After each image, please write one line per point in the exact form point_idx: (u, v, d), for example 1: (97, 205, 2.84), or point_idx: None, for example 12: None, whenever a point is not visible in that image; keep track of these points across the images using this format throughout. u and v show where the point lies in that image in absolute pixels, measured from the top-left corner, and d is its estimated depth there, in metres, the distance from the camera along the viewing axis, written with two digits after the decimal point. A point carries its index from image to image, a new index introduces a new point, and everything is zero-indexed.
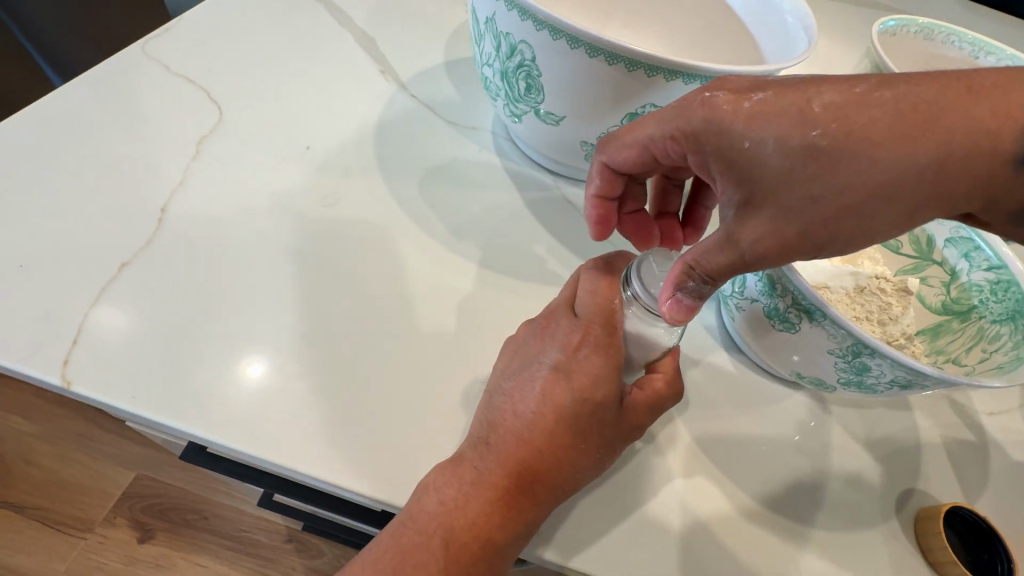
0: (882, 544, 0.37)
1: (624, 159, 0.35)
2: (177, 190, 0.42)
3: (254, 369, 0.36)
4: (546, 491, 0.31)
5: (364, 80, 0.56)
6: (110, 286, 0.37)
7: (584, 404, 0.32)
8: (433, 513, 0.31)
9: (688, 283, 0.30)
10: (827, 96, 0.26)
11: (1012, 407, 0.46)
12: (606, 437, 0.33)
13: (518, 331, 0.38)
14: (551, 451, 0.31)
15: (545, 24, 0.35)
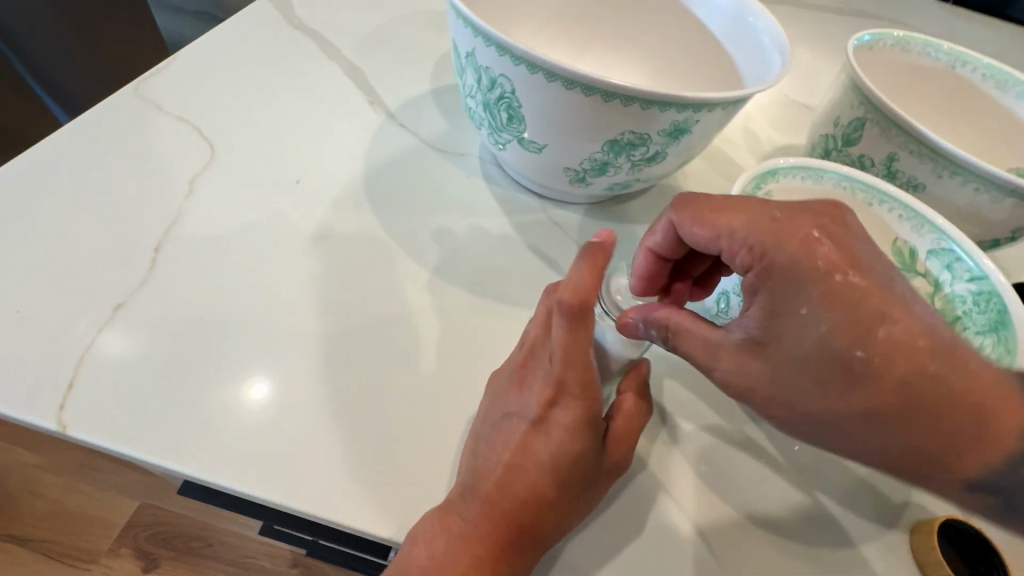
0: (880, 560, 0.37)
1: (698, 234, 0.34)
2: (171, 229, 0.43)
3: (256, 389, 0.37)
4: (535, 535, 0.33)
5: (354, 111, 0.57)
6: (105, 328, 0.38)
7: (563, 456, 0.34)
8: (421, 565, 0.33)
9: (653, 330, 0.33)
10: (847, 274, 0.30)
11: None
12: (588, 481, 0.34)
13: (499, 366, 0.38)
14: (534, 503, 0.33)
15: (521, 60, 0.36)
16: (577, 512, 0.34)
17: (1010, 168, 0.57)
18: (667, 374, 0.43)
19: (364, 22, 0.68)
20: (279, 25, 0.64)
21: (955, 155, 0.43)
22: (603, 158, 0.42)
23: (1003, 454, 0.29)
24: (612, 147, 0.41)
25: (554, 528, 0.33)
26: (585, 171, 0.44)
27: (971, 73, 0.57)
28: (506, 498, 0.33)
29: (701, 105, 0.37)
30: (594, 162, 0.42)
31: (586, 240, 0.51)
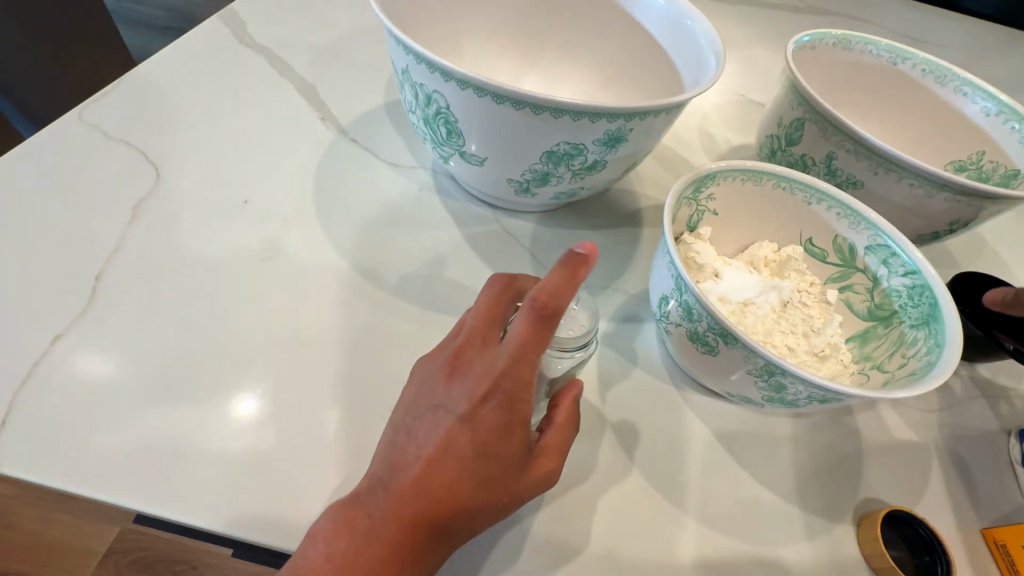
0: (827, 555, 0.38)
1: None
2: (113, 257, 0.43)
3: (246, 406, 0.38)
4: (441, 536, 0.31)
5: (305, 128, 0.57)
6: (42, 361, 0.37)
7: (486, 457, 0.32)
8: (318, 568, 0.30)
9: None
10: None
11: (951, 404, 0.47)
12: (506, 486, 0.32)
13: (430, 357, 0.37)
14: (447, 505, 0.31)
15: (452, 77, 0.37)
16: (490, 517, 0.32)
17: (952, 161, 0.59)
18: (618, 381, 0.43)
19: (317, 37, 0.68)
20: (230, 44, 0.64)
21: (888, 152, 0.44)
22: (544, 169, 0.42)
23: None
24: (550, 158, 0.41)
25: (462, 532, 0.32)
26: (528, 181, 0.44)
27: (911, 69, 0.59)
28: (418, 489, 0.32)
29: (632, 114, 0.38)
30: (535, 173, 0.43)
31: (539, 248, 0.51)
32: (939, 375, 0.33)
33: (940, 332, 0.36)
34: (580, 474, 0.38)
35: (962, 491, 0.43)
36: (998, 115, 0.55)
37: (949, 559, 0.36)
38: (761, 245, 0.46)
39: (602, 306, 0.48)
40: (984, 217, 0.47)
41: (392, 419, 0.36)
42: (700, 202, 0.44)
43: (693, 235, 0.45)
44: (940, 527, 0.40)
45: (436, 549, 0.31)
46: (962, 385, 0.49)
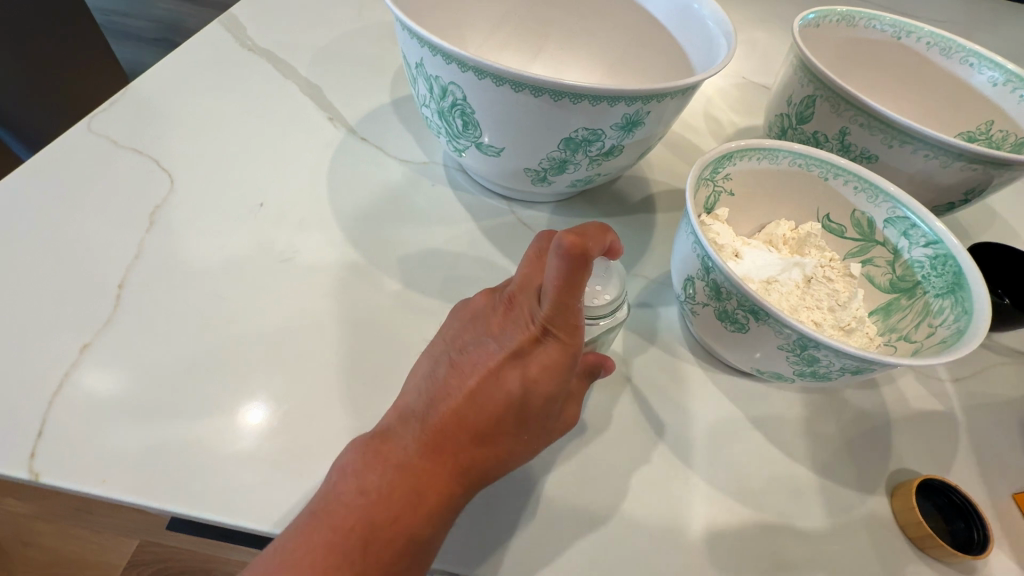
0: (864, 526, 0.38)
1: None
2: (133, 265, 0.43)
3: (254, 414, 0.38)
4: (473, 477, 0.33)
5: (314, 130, 0.57)
6: (71, 371, 0.37)
7: (532, 392, 0.34)
8: (350, 501, 0.31)
9: None
10: None
11: (974, 374, 0.47)
12: (536, 430, 0.35)
13: (479, 297, 0.38)
14: (489, 443, 0.33)
15: (468, 66, 0.37)
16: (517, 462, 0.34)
17: (961, 133, 0.59)
18: (643, 365, 0.43)
19: (318, 39, 0.67)
20: (232, 49, 0.64)
21: (902, 125, 0.44)
22: (561, 156, 0.42)
23: None
24: (568, 145, 0.41)
25: (488, 474, 0.33)
26: (545, 170, 0.44)
27: (916, 42, 0.59)
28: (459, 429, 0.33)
29: (649, 96, 0.38)
30: (553, 161, 0.43)
31: None
32: (970, 341, 0.33)
33: (967, 300, 0.36)
34: (613, 459, 0.38)
35: (992, 458, 0.43)
36: (1006, 84, 0.55)
37: (986, 524, 0.37)
38: (778, 223, 0.47)
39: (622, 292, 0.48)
40: (1000, 186, 0.47)
41: (439, 351, 0.37)
42: (717, 183, 0.44)
43: (711, 217, 0.45)
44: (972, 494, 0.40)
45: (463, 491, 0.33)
46: (982, 355, 0.49)
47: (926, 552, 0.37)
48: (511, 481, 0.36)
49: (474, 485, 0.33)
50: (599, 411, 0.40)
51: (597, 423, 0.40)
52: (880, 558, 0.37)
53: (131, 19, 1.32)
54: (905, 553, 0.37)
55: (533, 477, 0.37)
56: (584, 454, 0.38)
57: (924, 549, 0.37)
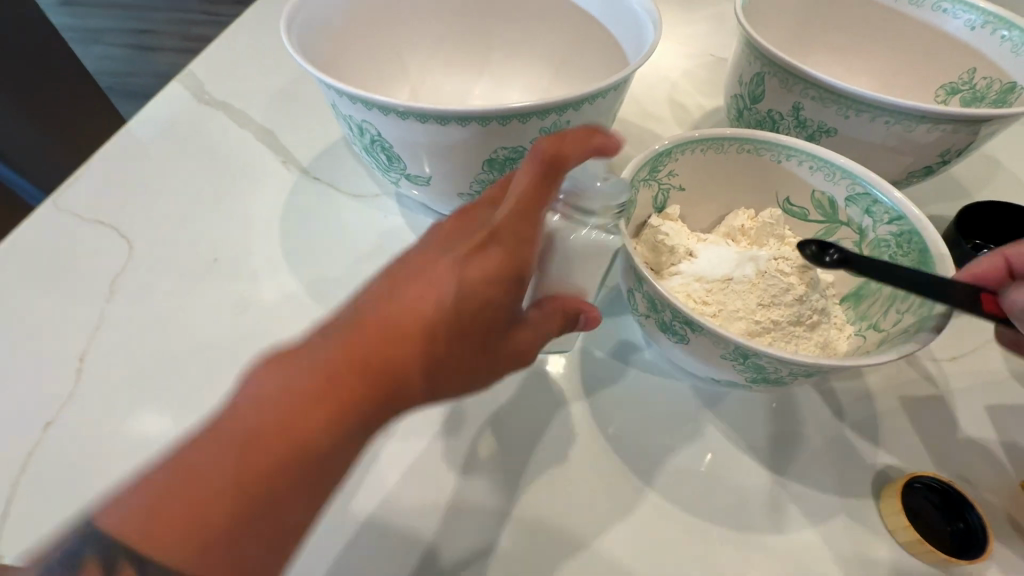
0: (850, 534, 0.35)
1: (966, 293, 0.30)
2: (94, 337, 0.44)
3: None
4: (410, 385, 0.25)
5: (268, 176, 0.57)
6: (34, 451, 0.38)
7: (470, 298, 0.27)
8: (232, 414, 0.22)
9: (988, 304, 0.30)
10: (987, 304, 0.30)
11: (966, 352, 0.44)
12: (507, 352, 0.30)
13: (438, 224, 0.32)
14: (424, 351, 0.25)
15: (372, 104, 0.36)
16: (467, 368, 0.28)
17: (944, 85, 0.54)
18: (603, 379, 0.42)
19: (271, 83, 0.68)
20: (189, 104, 0.65)
21: (853, 94, 0.41)
22: (490, 177, 0.41)
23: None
24: (492, 166, 0.40)
25: (434, 366, 0.26)
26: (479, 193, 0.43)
27: None
28: (385, 321, 0.25)
29: (563, 106, 0.36)
30: (483, 182, 0.42)
31: None
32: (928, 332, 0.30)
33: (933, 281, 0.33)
34: (575, 484, 0.36)
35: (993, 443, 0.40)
36: (984, 26, 0.50)
37: (988, 534, 0.33)
38: (735, 214, 0.44)
39: None
40: (980, 142, 0.43)
41: (387, 271, 0.29)
42: (661, 182, 0.42)
43: (660, 218, 0.43)
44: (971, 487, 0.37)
45: (368, 401, 0.24)
46: (976, 329, 0.46)
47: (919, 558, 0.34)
48: (470, 519, 0.35)
49: (410, 387, 0.25)
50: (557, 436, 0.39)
51: (554, 448, 0.38)
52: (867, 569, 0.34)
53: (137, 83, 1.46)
54: (897, 560, 0.34)
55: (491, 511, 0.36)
56: (540, 482, 0.37)
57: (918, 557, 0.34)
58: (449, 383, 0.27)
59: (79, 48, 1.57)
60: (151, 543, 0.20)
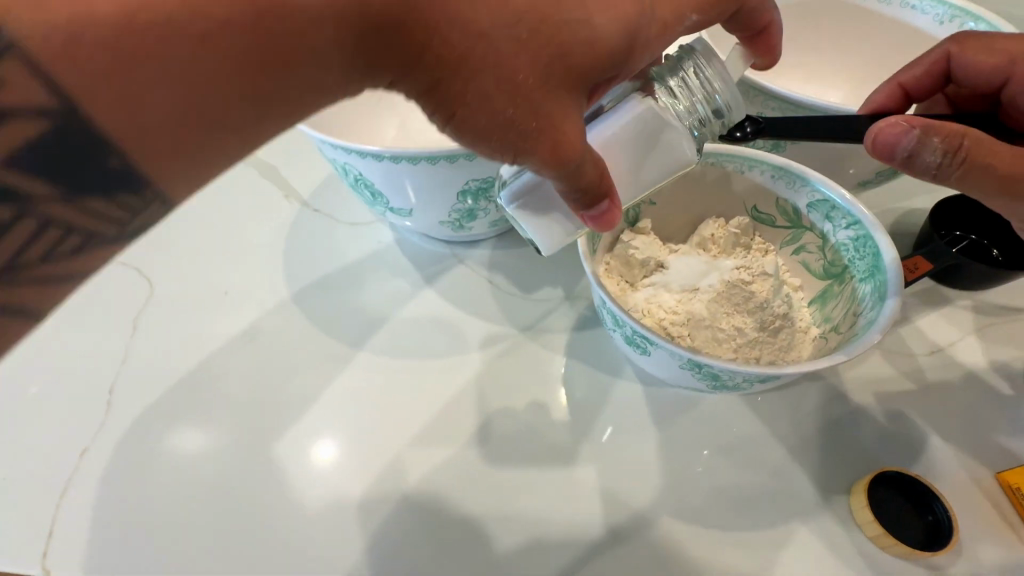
0: (816, 531, 0.38)
1: (904, 136, 0.32)
2: (121, 370, 0.49)
3: (324, 451, 0.44)
4: (490, 56, 0.26)
5: (270, 209, 0.61)
6: (72, 478, 0.43)
7: (584, 29, 0.27)
8: (294, 19, 0.23)
9: (921, 152, 0.33)
10: (935, 146, 0.33)
11: (945, 345, 0.45)
12: (557, 113, 0.27)
13: None
14: (526, 38, 0.26)
15: (352, 151, 0.40)
16: (536, 98, 0.27)
17: None
18: (585, 390, 0.46)
19: None
20: None
21: (808, 103, 0.42)
22: (466, 206, 0.45)
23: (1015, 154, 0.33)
24: (466, 196, 0.44)
25: (512, 74, 0.26)
26: (458, 220, 0.47)
27: None
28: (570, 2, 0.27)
29: None
30: (461, 212, 0.46)
31: (496, 275, 0.53)
32: (871, 336, 0.32)
33: (883, 286, 0.34)
34: (558, 491, 0.41)
35: (963, 436, 0.41)
36: (952, 20, 0.51)
37: (952, 535, 0.36)
38: (706, 223, 0.46)
39: (563, 317, 0.50)
40: None
41: None
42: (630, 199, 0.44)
43: (632, 232, 0.45)
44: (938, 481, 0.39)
45: (463, 30, 0.25)
46: (957, 322, 0.47)
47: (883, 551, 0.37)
48: (467, 529, 0.40)
49: (543, 42, 0.26)
50: (542, 446, 0.43)
51: (539, 459, 0.42)
52: (831, 559, 0.37)
53: None
54: (862, 553, 0.37)
55: (484, 516, 0.40)
56: (530, 487, 0.41)
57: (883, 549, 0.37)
58: (497, 95, 0.26)
59: None
60: (67, 71, 0.20)
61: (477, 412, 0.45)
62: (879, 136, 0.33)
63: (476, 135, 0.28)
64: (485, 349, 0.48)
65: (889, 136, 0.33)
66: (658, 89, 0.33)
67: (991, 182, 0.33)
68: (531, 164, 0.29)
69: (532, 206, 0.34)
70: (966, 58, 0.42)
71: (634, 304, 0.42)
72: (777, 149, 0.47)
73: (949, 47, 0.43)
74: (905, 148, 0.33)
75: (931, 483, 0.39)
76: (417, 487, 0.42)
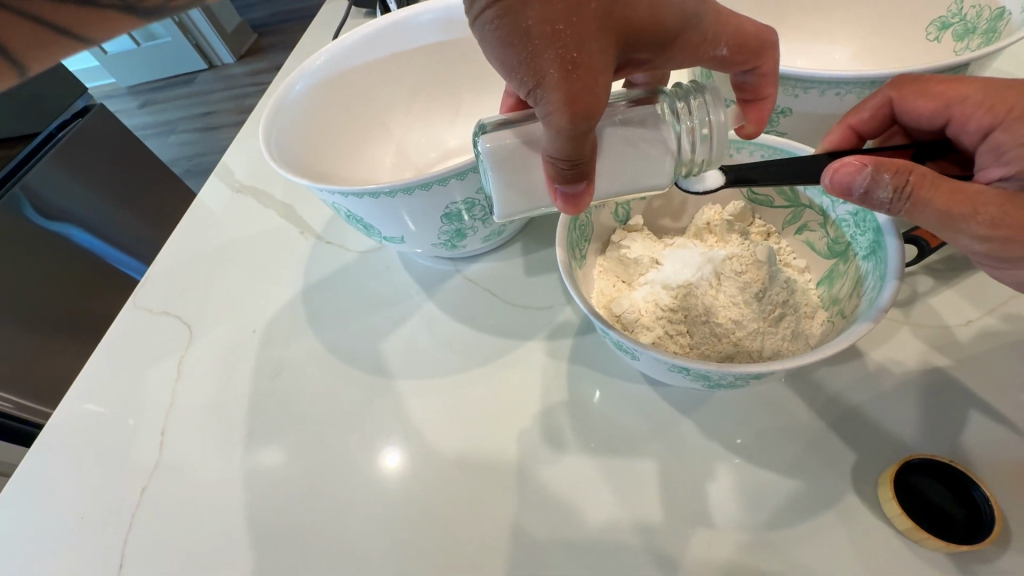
0: (844, 523, 0.36)
1: (850, 176, 0.31)
2: (171, 411, 0.53)
3: (392, 457, 0.47)
4: None
5: (287, 246, 0.64)
6: (137, 514, 0.48)
7: (639, 9, 0.30)
8: None
9: (870, 190, 0.31)
10: (885, 185, 0.30)
11: (984, 314, 0.42)
12: (594, 54, 0.28)
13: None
14: None
15: (336, 192, 0.42)
16: (585, 27, 0.28)
17: (932, 22, 0.52)
18: (592, 395, 0.46)
19: None
20: (222, 191, 0.72)
21: (795, 75, 0.40)
22: (453, 227, 0.48)
23: (966, 197, 0.31)
24: (450, 219, 0.47)
25: (579, 0, 0.27)
26: (450, 239, 0.49)
27: None
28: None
29: None
30: (449, 232, 0.48)
31: (501, 286, 0.54)
32: (867, 320, 0.30)
33: (883, 263, 0.32)
34: (572, 495, 0.41)
35: (1010, 410, 0.38)
36: None
37: (993, 527, 0.32)
38: (701, 211, 0.44)
39: (567, 324, 0.50)
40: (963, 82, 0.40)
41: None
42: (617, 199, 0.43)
43: (623, 231, 0.44)
44: (981, 461, 0.36)
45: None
46: (996, 287, 0.43)
47: (918, 544, 0.34)
48: (486, 537, 0.41)
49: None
50: (555, 453, 0.44)
51: (552, 466, 0.43)
52: (860, 554, 0.35)
53: (210, 158, 1.72)
54: (896, 546, 0.35)
55: (502, 525, 0.41)
56: (539, 494, 0.42)
57: (919, 543, 0.34)
58: (553, 9, 0.27)
59: (157, 141, 1.83)
60: None
61: (491, 423, 0.46)
62: (832, 175, 0.31)
63: (516, 29, 0.27)
64: (496, 363, 0.49)
65: (835, 176, 0.31)
66: (657, 107, 0.33)
67: (939, 217, 0.31)
68: (549, 95, 0.28)
69: (511, 158, 0.33)
70: (907, 104, 0.37)
71: (630, 303, 0.40)
72: (770, 124, 0.46)
73: (889, 93, 0.38)
74: (858, 186, 0.31)
75: (967, 467, 0.36)
76: (437, 501, 0.43)
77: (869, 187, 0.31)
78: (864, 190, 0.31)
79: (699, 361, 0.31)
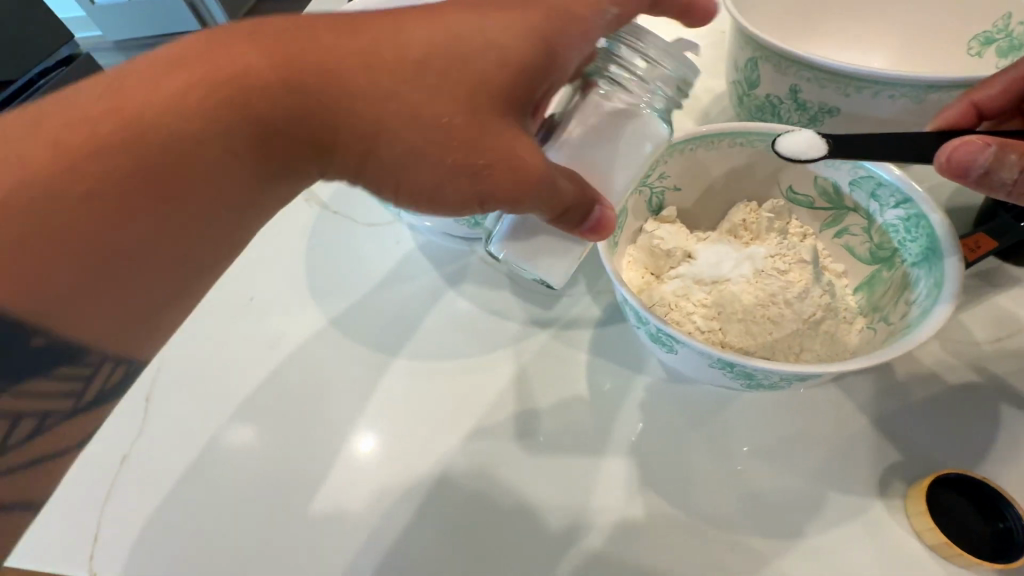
0: (871, 533, 0.35)
1: (974, 155, 0.30)
2: (156, 377, 0.50)
3: (368, 442, 0.44)
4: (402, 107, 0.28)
5: (290, 211, 0.60)
6: (115, 484, 0.44)
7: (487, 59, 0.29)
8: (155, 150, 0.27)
9: (993, 171, 0.30)
10: (1009, 167, 0.30)
11: (1015, 331, 0.42)
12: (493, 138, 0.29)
13: None
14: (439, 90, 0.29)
15: None
16: (471, 131, 0.29)
17: (976, 36, 0.51)
18: (613, 389, 0.44)
19: None
20: None
21: (850, 71, 0.39)
22: None
23: None
24: None
25: (439, 117, 0.29)
26: (474, 216, 0.47)
27: None
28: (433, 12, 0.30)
29: None
30: None
31: (519, 271, 0.52)
32: (926, 328, 0.30)
33: (938, 272, 0.32)
34: (588, 491, 0.40)
35: None
36: None
37: None
38: (736, 208, 0.42)
39: (588, 314, 0.49)
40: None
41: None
42: (652, 185, 0.41)
43: (656, 222, 0.42)
44: (1009, 478, 0.36)
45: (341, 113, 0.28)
46: None
47: (945, 558, 0.34)
48: (494, 530, 0.39)
49: (375, 111, 0.28)
50: (571, 445, 0.42)
51: (569, 458, 0.41)
52: (886, 566, 0.34)
53: None
54: (922, 559, 0.34)
55: (513, 517, 0.39)
56: (554, 486, 0.40)
57: (947, 558, 0.34)
58: (436, 138, 0.29)
59: None
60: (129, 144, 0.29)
61: (503, 410, 0.44)
62: (951, 153, 0.30)
63: (432, 179, 0.30)
64: (512, 349, 0.47)
65: (957, 156, 0.30)
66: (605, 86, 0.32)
67: None
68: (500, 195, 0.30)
69: (526, 248, 0.34)
70: None
71: (661, 296, 0.39)
72: (814, 124, 0.45)
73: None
74: (979, 167, 0.30)
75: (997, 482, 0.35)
76: (444, 488, 0.41)
77: (991, 167, 0.30)
78: (987, 171, 0.30)
79: (748, 358, 0.30)
